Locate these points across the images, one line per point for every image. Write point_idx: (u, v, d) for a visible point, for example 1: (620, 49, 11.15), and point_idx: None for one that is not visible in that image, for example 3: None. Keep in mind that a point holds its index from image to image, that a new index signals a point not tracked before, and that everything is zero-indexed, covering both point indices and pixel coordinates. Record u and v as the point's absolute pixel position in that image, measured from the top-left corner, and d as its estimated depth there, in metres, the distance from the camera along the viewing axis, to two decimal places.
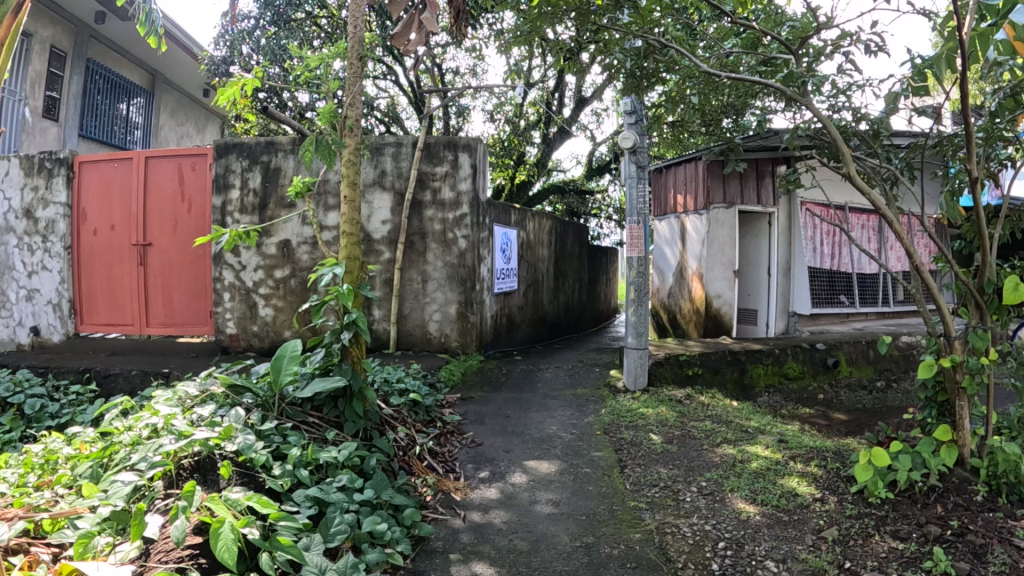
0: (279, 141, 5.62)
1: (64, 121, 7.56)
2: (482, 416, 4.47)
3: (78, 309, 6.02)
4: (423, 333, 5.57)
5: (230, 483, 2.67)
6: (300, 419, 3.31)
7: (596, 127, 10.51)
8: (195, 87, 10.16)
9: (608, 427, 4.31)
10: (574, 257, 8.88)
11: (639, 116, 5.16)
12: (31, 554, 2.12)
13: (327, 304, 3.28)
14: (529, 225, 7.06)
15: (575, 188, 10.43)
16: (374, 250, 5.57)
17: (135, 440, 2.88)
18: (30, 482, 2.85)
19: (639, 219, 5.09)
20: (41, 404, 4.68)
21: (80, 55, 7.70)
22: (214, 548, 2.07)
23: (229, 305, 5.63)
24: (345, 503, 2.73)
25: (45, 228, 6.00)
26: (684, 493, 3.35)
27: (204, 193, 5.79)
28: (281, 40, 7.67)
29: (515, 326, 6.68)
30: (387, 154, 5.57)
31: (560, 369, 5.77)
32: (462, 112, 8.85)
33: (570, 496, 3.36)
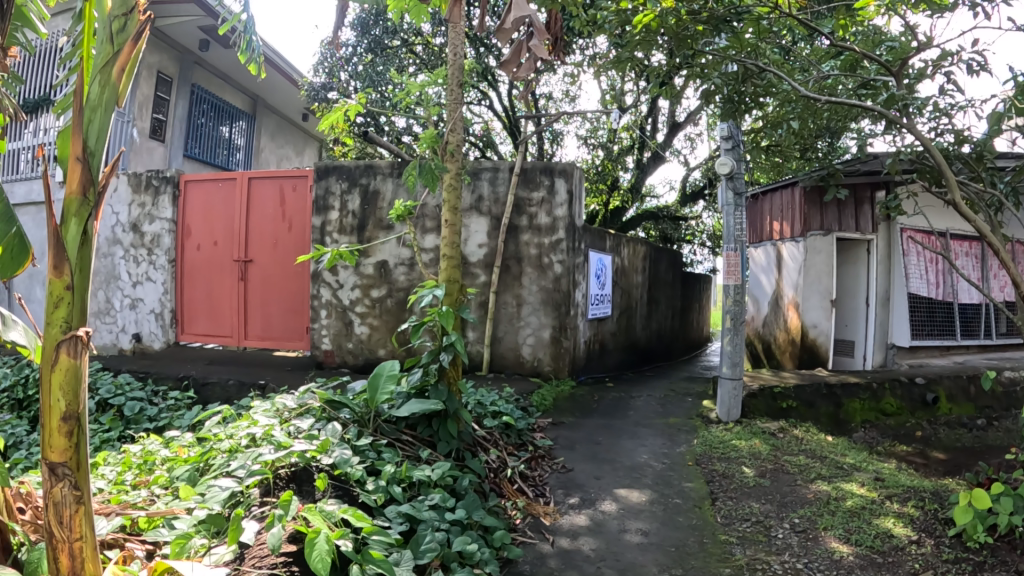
0: (378, 164, 5.76)
1: (170, 142, 8.06)
2: (573, 441, 4.44)
3: (179, 319, 6.35)
4: (516, 356, 5.59)
5: (325, 495, 2.79)
6: (394, 436, 3.38)
7: (690, 152, 10.40)
8: (293, 111, 10.60)
9: (700, 458, 4.22)
10: (667, 283, 8.76)
11: (737, 141, 5.06)
12: (126, 550, 2.28)
13: (426, 324, 3.38)
14: (624, 250, 7.02)
15: (669, 214, 10.28)
16: (470, 273, 5.66)
17: (233, 447, 3.03)
18: (129, 480, 3.03)
19: (737, 246, 4.98)
20: (140, 407, 4.97)
21: (184, 79, 8.18)
22: (308, 557, 2.17)
23: (325, 321, 5.79)
24: (435, 522, 2.78)
25: (150, 241, 6.37)
26: (776, 529, 3.27)
27: (304, 214, 6.02)
28: (378, 67, 7.97)
29: (606, 352, 6.62)
30: (484, 178, 5.67)
31: (652, 396, 5.69)
32: (556, 137, 8.90)
33: (660, 526, 3.31)
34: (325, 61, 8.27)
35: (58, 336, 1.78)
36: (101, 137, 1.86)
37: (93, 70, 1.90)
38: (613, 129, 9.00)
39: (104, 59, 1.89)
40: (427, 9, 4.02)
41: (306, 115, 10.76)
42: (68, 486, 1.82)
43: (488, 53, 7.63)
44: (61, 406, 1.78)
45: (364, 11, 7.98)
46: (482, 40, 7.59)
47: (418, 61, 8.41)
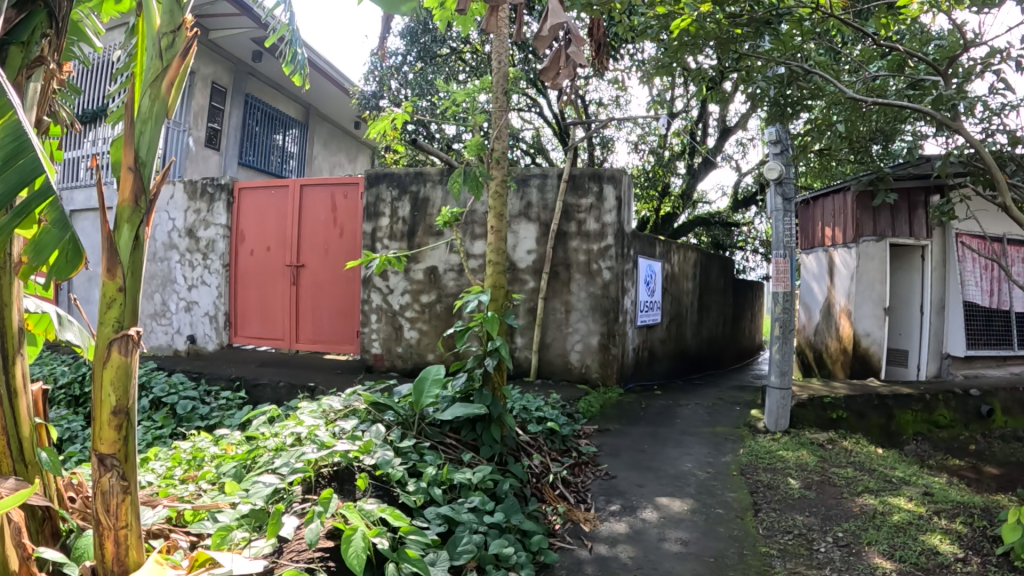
0: (428, 172, 5.83)
1: (224, 150, 8.33)
2: (617, 448, 4.40)
3: (233, 322, 6.58)
4: (564, 363, 5.57)
5: (366, 494, 2.87)
6: (438, 439, 3.45)
7: (742, 157, 10.23)
8: (346, 119, 10.88)
9: (745, 468, 4.14)
10: (718, 290, 8.63)
11: (785, 146, 4.97)
12: (171, 540, 2.38)
13: (471, 330, 3.41)
14: (674, 256, 6.94)
15: (721, 220, 10.14)
16: (518, 279, 5.68)
17: (278, 445, 3.11)
18: (178, 475, 3.16)
19: (786, 252, 4.87)
20: (192, 405, 5.17)
21: (238, 90, 8.46)
22: (345, 554, 2.25)
23: (375, 326, 5.87)
24: (474, 524, 2.86)
25: (205, 246, 6.60)
26: (819, 543, 3.20)
27: (355, 220, 6.15)
28: (428, 75, 8.14)
29: (655, 359, 6.55)
30: (533, 185, 5.67)
31: (700, 405, 5.61)
32: (606, 143, 8.85)
33: (700, 536, 3.27)
34: (375, 70, 8.38)
35: (110, 335, 1.88)
36: (151, 148, 1.95)
37: (144, 84, 1.97)
38: (664, 135, 8.91)
39: (155, 74, 1.97)
40: (472, 18, 4.09)
41: (359, 124, 11.01)
42: (115, 476, 1.92)
43: (535, 59, 7.68)
44: (111, 400, 1.87)
45: (413, 21, 8.08)
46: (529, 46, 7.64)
47: (468, 69, 8.39)
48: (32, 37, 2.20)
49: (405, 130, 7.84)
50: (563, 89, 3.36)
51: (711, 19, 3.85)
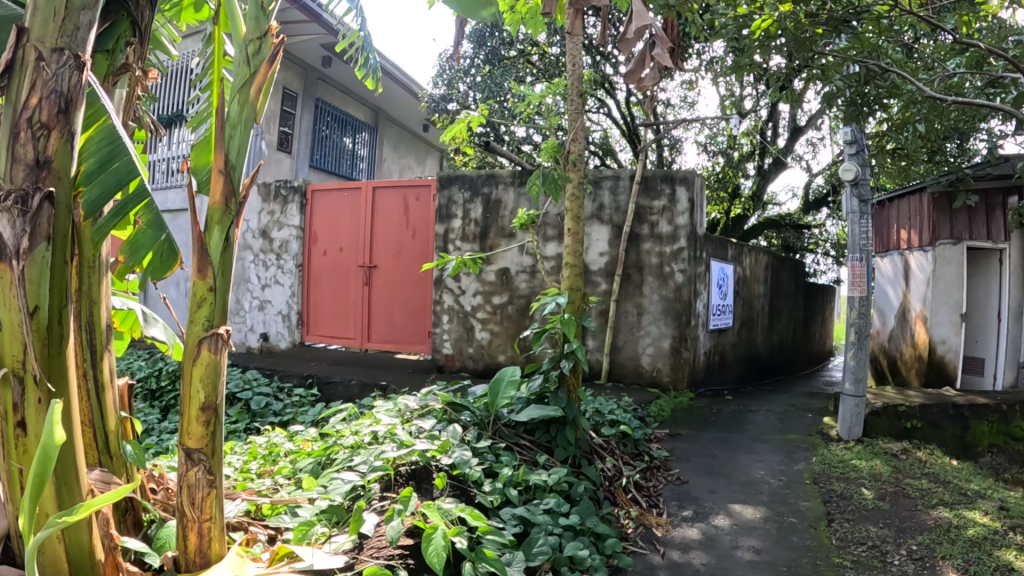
0: (500, 174, 5.81)
1: (296, 153, 8.52)
2: (689, 453, 4.37)
3: (305, 320, 6.70)
4: (635, 366, 5.55)
5: (444, 494, 2.91)
6: (513, 440, 3.50)
7: (813, 158, 10.03)
8: (414, 122, 11.08)
9: (818, 477, 4.06)
10: (790, 294, 8.50)
11: (861, 146, 4.87)
12: (251, 532, 2.43)
13: (551, 331, 3.46)
14: (745, 260, 6.86)
15: (792, 223, 9.98)
16: (591, 281, 5.71)
17: (355, 444, 3.18)
18: (254, 469, 3.23)
19: (863, 255, 4.78)
20: (266, 402, 5.30)
21: (308, 94, 8.62)
22: (425, 551, 2.29)
23: (447, 326, 5.89)
24: (550, 526, 2.87)
25: (279, 247, 6.77)
26: (892, 556, 3.15)
27: (428, 221, 6.20)
28: (497, 78, 8.20)
29: (726, 364, 6.45)
30: (605, 187, 5.70)
31: (772, 411, 5.50)
32: (675, 145, 8.73)
33: (772, 544, 3.22)
34: (445, 72, 8.55)
35: (200, 333, 1.93)
36: (241, 152, 1.98)
37: (233, 90, 2.01)
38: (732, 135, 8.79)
39: (243, 80, 2.01)
40: (543, 20, 4.10)
41: (426, 127, 11.12)
42: (202, 471, 1.96)
43: (604, 61, 7.64)
44: (200, 396, 1.92)
45: (480, 24, 8.17)
46: (598, 48, 7.60)
47: (535, 71, 8.55)
48: (116, 47, 2.24)
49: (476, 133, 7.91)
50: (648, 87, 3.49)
51: (791, 20, 3.72)
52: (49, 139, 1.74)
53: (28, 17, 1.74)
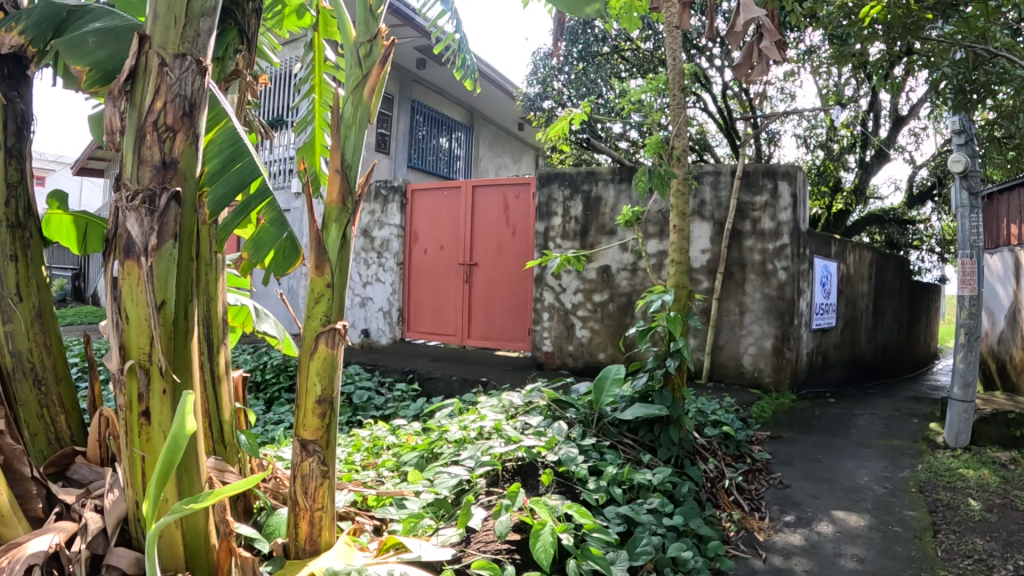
0: (600, 171, 5.78)
1: (394, 154, 8.77)
2: (791, 457, 4.29)
3: (406, 317, 6.95)
4: (737, 366, 5.49)
5: (549, 490, 3.04)
6: (616, 439, 3.62)
7: (916, 149, 9.65)
8: (509, 121, 11.53)
9: (924, 485, 3.91)
10: (894, 292, 8.24)
11: (970, 136, 4.68)
12: (357, 522, 2.54)
13: (656, 330, 3.68)
14: (850, 257, 6.66)
15: (896, 218, 9.58)
16: (694, 279, 5.70)
17: (460, 439, 3.34)
18: (359, 461, 3.33)
19: (973, 252, 4.60)
20: (367, 396, 5.49)
21: (404, 96, 8.89)
22: (533, 547, 2.36)
23: (547, 324, 5.92)
24: (653, 526, 2.86)
25: (380, 245, 7.08)
26: (1000, 571, 3.02)
27: (528, 219, 6.28)
28: (590, 76, 8.20)
29: (829, 366, 6.25)
30: (706, 183, 5.69)
31: (877, 415, 5.30)
32: (773, 137, 8.31)
33: (876, 554, 3.13)
34: (539, 70, 8.68)
35: (318, 328, 2.00)
36: (357, 152, 2.04)
37: (348, 91, 2.08)
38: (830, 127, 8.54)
39: (357, 82, 2.07)
40: (638, 16, 4.12)
41: (522, 126, 11.65)
42: (316, 461, 2.04)
43: (700, 55, 7.46)
44: (316, 389, 1.99)
45: (574, 21, 8.20)
46: (694, 41, 7.43)
47: (630, 66, 8.38)
48: (226, 54, 2.40)
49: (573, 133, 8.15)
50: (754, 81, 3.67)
51: (899, 5, 3.62)
52: (176, 141, 1.81)
53: (148, 25, 1.80)
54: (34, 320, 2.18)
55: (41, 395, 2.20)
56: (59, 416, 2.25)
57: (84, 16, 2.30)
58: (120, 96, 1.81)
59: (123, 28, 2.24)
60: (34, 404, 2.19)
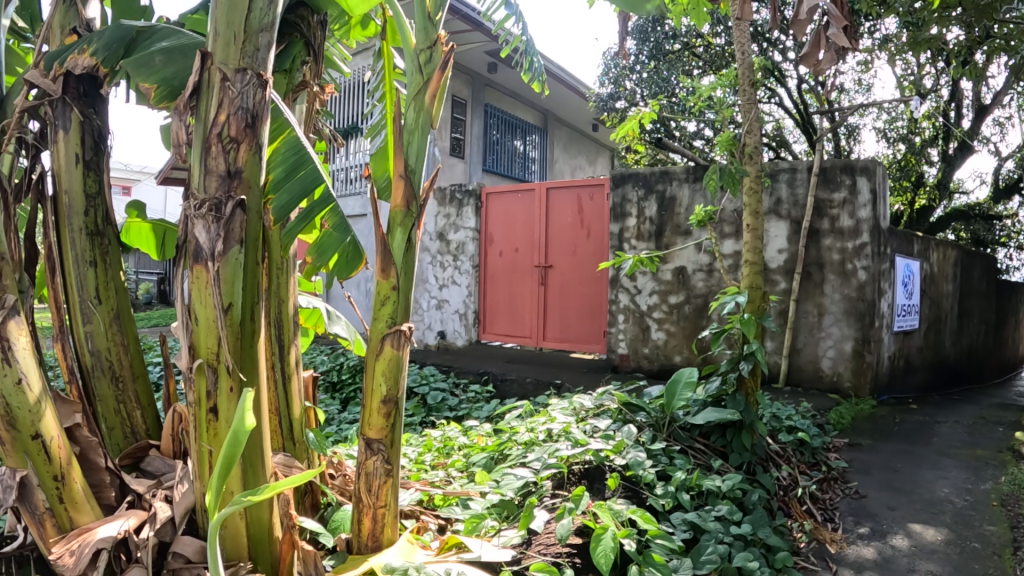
0: (674, 170, 5.67)
1: (469, 158, 8.93)
2: (869, 465, 4.08)
3: (481, 319, 6.98)
4: (816, 369, 5.25)
5: (615, 494, 2.95)
6: (688, 443, 3.52)
7: (1002, 140, 9.08)
8: (583, 123, 11.54)
9: (1008, 499, 3.66)
10: (982, 293, 7.76)
11: None
12: (422, 521, 2.55)
13: (729, 332, 3.51)
14: (934, 256, 6.32)
15: (982, 213, 8.95)
16: (770, 280, 5.47)
17: (530, 440, 3.34)
18: (428, 461, 3.37)
19: None
20: (442, 397, 5.55)
21: (477, 100, 8.95)
22: (593, 551, 2.33)
23: (622, 326, 5.80)
24: (720, 534, 2.77)
25: (456, 248, 7.13)
26: None
27: (602, 220, 6.22)
28: (663, 74, 8.07)
29: (911, 370, 5.92)
30: (782, 180, 5.44)
31: (962, 423, 4.98)
32: (852, 132, 7.98)
33: (953, 572, 2.94)
34: (610, 70, 8.57)
35: (384, 330, 2.01)
36: (419, 157, 2.04)
37: (409, 98, 2.06)
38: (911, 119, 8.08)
39: (417, 88, 2.05)
40: (707, 10, 3.97)
41: (596, 126, 11.57)
42: (381, 459, 2.05)
43: (771, 48, 7.19)
44: (382, 390, 2.00)
45: (642, 19, 8.09)
46: (765, 34, 7.17)
47: (701, 64, 8.20)
48: (293, 65, 2.38)
49: (646, 132, 8.14)
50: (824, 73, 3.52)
51: None
52: (239, 152, 1.78)
53: (211, 40, 1.78)
54: (113, 321, 2.08)
55: (117, 391, 2.11)
56: (135, 410, 2.15)
57: (152, 35, 2.20)
58: (186, 111, 1.80)
59: (191, 47, 2.17)
60: (112, 399, 2.11)
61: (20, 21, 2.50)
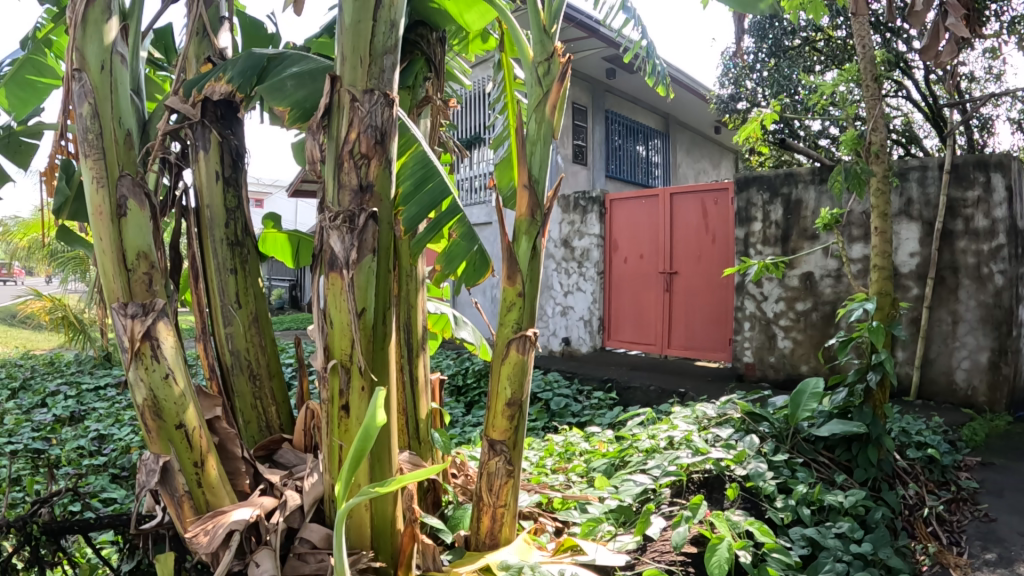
0: (799, 171, 5.01)
1: (592, 165, 8.93)
2: (1003, 487, 3.70)
3: (606, 326, 6.76)
4: (948, 382, 4.64)
5: (734, 505, 2.67)
6: (811, 456, 3.14)
7: None
8: (705, 126, 11.36)
9: None
10: None
11: None
12: (540, 523, 2.25)
13: (856, 340, 3.17)
14: None
15: None
16: (900, 286, 4.87)
17: (652, 447, 3.08)
18: (550, 464, 3.19)
19: None
20: (565, 403, 5.35)
21: (598, 107, 8.95)
22: (707, 562, 2.05)
23: (748, 334, 5.16)
24: (840, 553, 2.45)
25: (581, 254, 6.89)
26: None
27: (728, 225, 5.88)
28: (784, 72, 7.82)
29: None
30: (912, 179, 4.85)
31: None
32: (987, 123, 7.40)
33: None
34: (729, 71, 8.41)
35: (509, 335, 1.73)
36: (543, 167, 1.74)
37: (528, 111, 1.76)
38: None
39: (537, 99, 1.74)
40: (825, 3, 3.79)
41: (718, 128, 11.33)
42: (502, 461, 1.76)
43: (895, 38, 6.81)
44: (506, 393, 1.72)
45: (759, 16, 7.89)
46: (887, 24, 6.81)
47: (823, 59, 7.79)
48: (416, 82, 2.16)
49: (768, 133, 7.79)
50: (946, 65, 3.33)
51: None
52: (369, 168, 1.54)
53: (339, 65, 1.55)
54: (252, 325, 1.93)
55: (255, 387, 1.96)
56: (271, 405, 2.00)
57: (283, 62, 1.98)
58: (318, 131, 1.59)
59: (322, 71, 1.92)
60: (249, 396, 1.95)
61: (156, 53, 2.73)
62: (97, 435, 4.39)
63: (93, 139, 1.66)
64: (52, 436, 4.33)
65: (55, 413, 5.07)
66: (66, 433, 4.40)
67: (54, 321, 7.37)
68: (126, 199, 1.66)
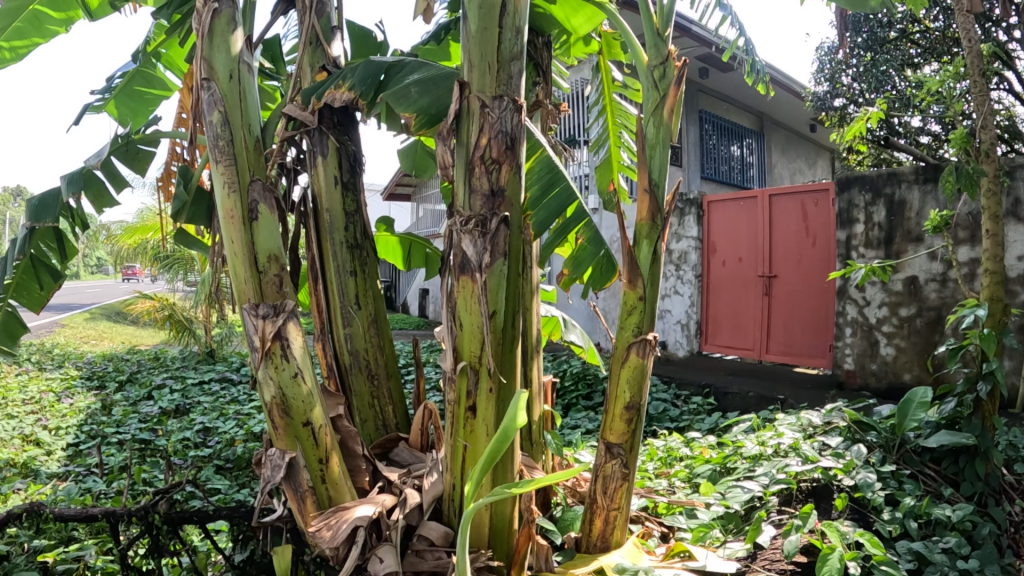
0: (902, 171, 4.83)
1: (687, 165, 8.85)
2: None
3: (703, 330, 6.66)
4: None
5: (843, 516, 2.63)
6: (918, 467, 3.03)
7: None
8: (801, 124, 11.10)
9: None
10: None
11: None
12: (646, 527, 2.23)
13: (966, 348, 3.04)
14: None
15: None
16: (1009, 291, 4.64)
17: (756, 455, 3.03)
18: (653, 469, 3.18)
19: None
20: (664, 407, 5.28)
21: (692, 107, 8.87)
22: (818, 570, 2.01)
23: (849, 340, 5.04)
24: (947, 568, 2.35)
25: (679, 257, 6.81)
26: None
27: (829, 227, 5.69)
28: (880, 66, 7.57)
29: None
30: (1020, 178, 4.61)
31: None
32: None
33: None
34: (825, 67, 8.25)
35: (630, 339, 1.73)
36: (662, 170, 1.73)
37: (645, 116, 1.76)
38: None
39: (654, 104, 1.73)
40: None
41: (814, 126, 11.04)
42: (619, 464, 1.76)
43: (995, 27, 6.51)
44: (625, 396, 1.72)
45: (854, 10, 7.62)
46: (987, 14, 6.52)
47: (921, 50, 7.50)
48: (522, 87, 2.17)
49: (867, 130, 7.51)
50: None
51: None
52: (501, 173, 1.56)
53: (466, 72, 1.59)
54: (371, 326, 2.00)
55: (373, 387, 2.01)
56: (388, 404, 2.05)
57: (402, 70, 2.01)
58: (449, 135, 1.62)
59: (443, 77, 1.92)
60: (367, 395, 2.01)
61: (265, 62, 2.82)
62: (201, 427, 4.59)
63: (223, 145, 1.73)
64: (159, 427, 4.55)
65: (161, 405, 5.31)
66: (172, 425, 4.61)
67: (160, 319, 7.78)
68: (257, 203, 1.73)
